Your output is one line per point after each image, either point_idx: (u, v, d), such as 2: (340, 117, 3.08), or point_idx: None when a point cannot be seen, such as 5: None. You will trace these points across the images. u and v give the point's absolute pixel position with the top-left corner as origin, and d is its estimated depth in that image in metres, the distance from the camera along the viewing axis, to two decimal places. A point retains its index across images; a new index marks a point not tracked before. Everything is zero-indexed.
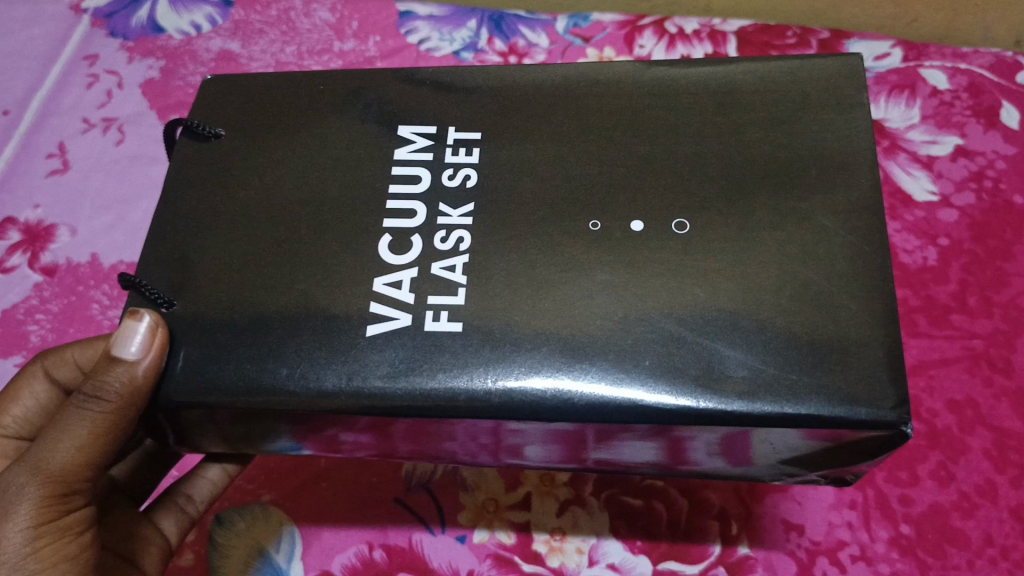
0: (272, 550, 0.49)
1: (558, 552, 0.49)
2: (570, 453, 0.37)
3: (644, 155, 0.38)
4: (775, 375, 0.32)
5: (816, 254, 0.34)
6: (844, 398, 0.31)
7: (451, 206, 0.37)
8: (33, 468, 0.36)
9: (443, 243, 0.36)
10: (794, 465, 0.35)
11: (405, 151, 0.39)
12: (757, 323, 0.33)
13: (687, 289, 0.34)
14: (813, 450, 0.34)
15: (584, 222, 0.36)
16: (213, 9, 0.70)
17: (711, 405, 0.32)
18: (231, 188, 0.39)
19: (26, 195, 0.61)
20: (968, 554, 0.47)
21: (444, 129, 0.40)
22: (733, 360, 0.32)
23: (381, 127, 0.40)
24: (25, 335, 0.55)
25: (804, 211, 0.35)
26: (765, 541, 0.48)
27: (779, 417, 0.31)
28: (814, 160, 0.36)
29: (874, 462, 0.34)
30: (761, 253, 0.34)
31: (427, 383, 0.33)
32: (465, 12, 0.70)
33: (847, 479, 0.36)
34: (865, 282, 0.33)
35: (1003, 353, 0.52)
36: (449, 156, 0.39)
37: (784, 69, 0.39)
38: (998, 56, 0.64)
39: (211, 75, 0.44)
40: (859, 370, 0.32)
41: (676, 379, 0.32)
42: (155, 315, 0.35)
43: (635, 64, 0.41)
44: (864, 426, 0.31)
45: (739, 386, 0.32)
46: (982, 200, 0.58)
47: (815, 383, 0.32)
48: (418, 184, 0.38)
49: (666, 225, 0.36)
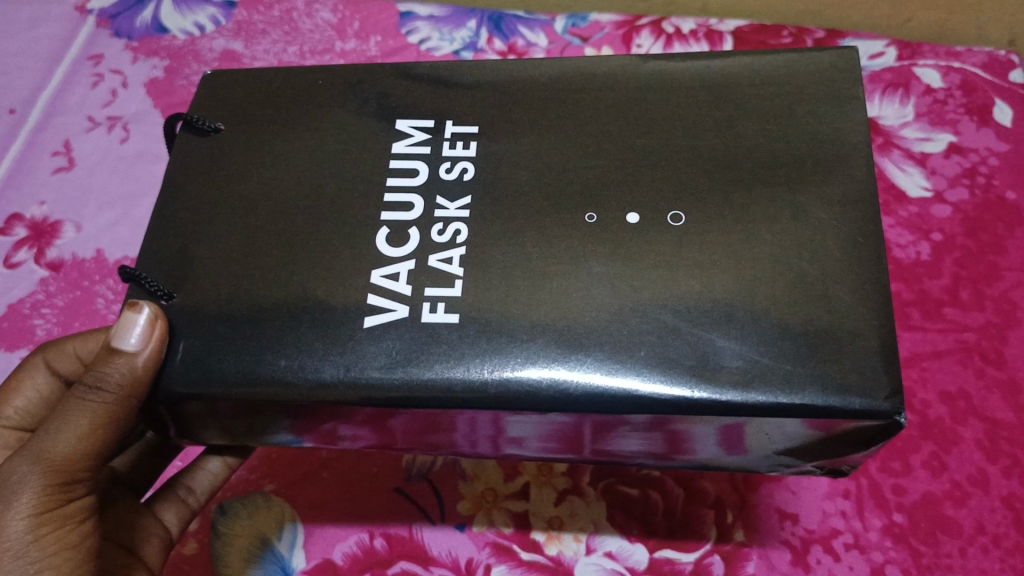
0: (274, 539, 0.49)
1: (556, 540, 0.49)
2: (567, 444, 0.38)
3: (639, 146, 0.38)
4: (770, 365, 0.32)
5: (806, 242, 0.35)
6: (838, 388, 0.32)
7: (449, 199, 0.38)
8: (34, 456, 0.37)
9: (440, 236, 0.37)
10: (789, 454, 0.36)
11: (403, 144, 0.40)
12: (751, 314, 0.34)
13: (682, 280, 0.35)
14: (807, 440, 0.34)
15: (580, 213, 0.37)
16: (217, 10, 0.71)
17: (706, 395, 0.32)
18: (234, 181, 0.40)
19: (32, 192, 0.62)
20: (960, 542, 0.47)
21: (442, 122, 0.41)
22: (728, 351, 0.33)
23: (379, 121, 0.41)
24: (31, 330, 0.56)
25: (795, 200, 0.36)
26: (760, 530, 0.49)
27: (773, 407, 0.32)
28: (805, 150, 0.37)
29: (868, 452, 0.34)
30: (752, 241, 0.35)
31: (424, 374, 0.34)
32: (465, 12, 0.71)
33: (845, 470, 0.37)
34: (855, 270, 0.34)
35: (995, 346, 0.53)
36: (447, 149, 0.40)
37: (776, 64, 0.40)
38: (991, 54, 0.64)
39: (212, 70, 0.45)
40: (850, 358, 0.32)
41: (672, 370, 0.33)
42: (154, 307, 0.36)
43: (631, 57, 0.42)
44: (859, 416, 0.32)
45: (734, 376, 0.32)
46: (974, 196, 0.59)
47: (809, 373, 0.32)
48: (416, 177, 0.39)
49: (662, 217, 0.36)
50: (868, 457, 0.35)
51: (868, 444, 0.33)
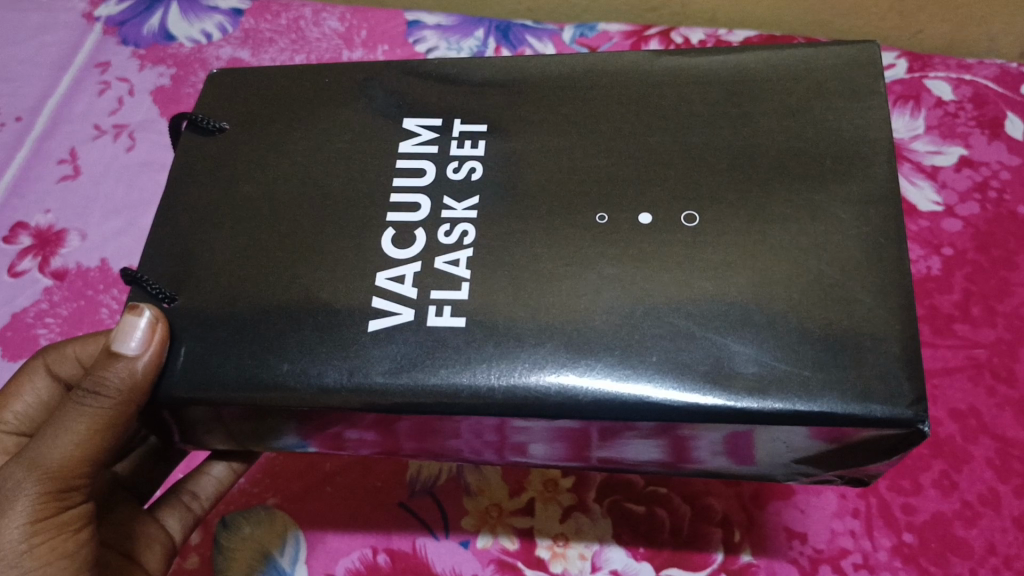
0: (277, 553, 0.49)
1: (561, 558, 0.49)
2: (573, 451, 0.38)
3: (652, 147, 0.38)
4: (786, 371, 0.32)
5: (820, 247, 0.34)
6: (857, 395, 0.31)
7: (455, 199, 0.38)
8: (31, 463, 0.37)
9: (446, 237, 0.37)
10: (806, 463, 0.35)
11: (409, 144, 0.40)
12: (769, 318, 0.33)
13: (693, 284, 0.34)
14: (823, 449, 0.34)
15: (589, 213, 0.37)
16: (225, 18, 0.71)
17: (721, 401, 0.32)
18: (239, 188, 0.40)
19: (38, 201, 0.61)
20: (971, 563, 0.47)
21: (449, 120, 0.41)
22: (743, 356, 0.32)
23: (389, 121, 0.41)
24: (35, 339, 0.56)
25: (810, 206, 0.35)
26: (767, 548, 0.48)
27: (791, 413, 0.31)
28: (824, 156, 0.36)
29: (888, 461, 0.34)
30: (765, 247, 0.35)
31: (429, 379, 0.34)
32: (474, 21, 0.71)
33: (866, 480, 0.37)
34: (874, 276, 0.33)
35: (1006, 363, 0.52)
36: (454, 148, 0.40)
37: (787, 73, 0.39)
38: (1003, 67, 0.64)
39: (218, 69, 0.45)
40: (868, 367, 0.32)
41: (686, 374, 0.32)
42: (155, 311, 0.36)
43: (646, 53, 0.42)
44: (880, 423, 0.31)
45: (750, 382, 0.32)
46: (986, 210, 0.58)
47: (827, 378, 0.32)
48: (423, 176, 0.39)
49: (676, 217, 0.36)
50: (885, 466, 0.35)
51: (889, 453, 0.33)
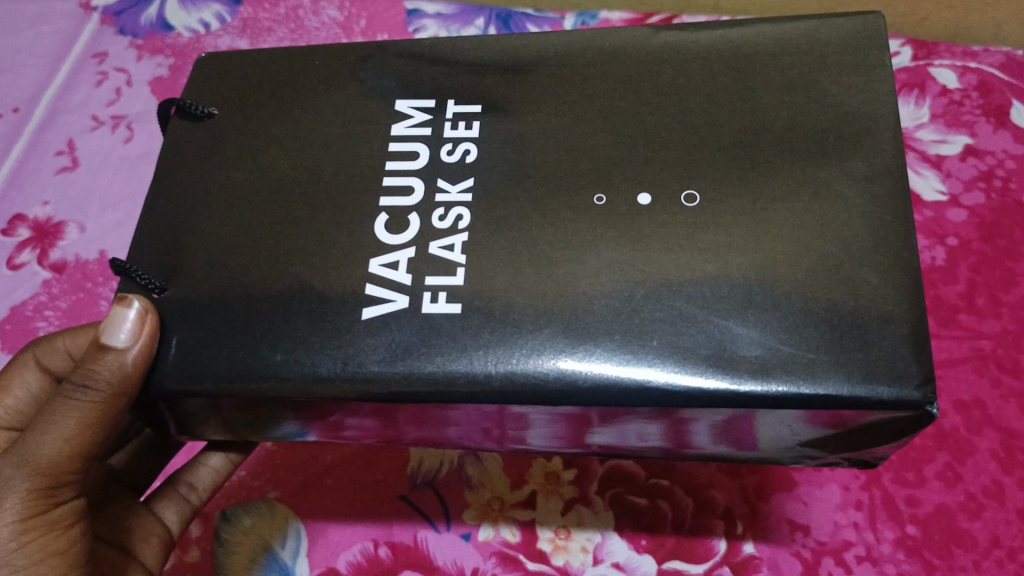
0: (278, 546, 0.49)
1: (563, 551, 0.49)
2: (574, 437, 0.37)
3: (652, 133, 0.37)
4: (789, 353, 0.32)
5: (823, 232, 0.34)
6: (862, 377, 0.31)
7: (450, 182, 0.38)
8: (21, 459, 0.36)
9: (441, 221, 0.36)
10: (810, 445, 0.35)
11: (402, 126, 0.40)
12: (772, 300, 0.33)
13: (694, 266, 0.34)
14: (826, 432, 0.33)
15: (586, 196, 0.36)
16: (222, 7, 0.70)
17: (723, 385, 0.31)
18: (234, 177, 0.39)
19: (35, 193, 0.61)
20: (975, 555, 0.47)
21: (443, 103, 0.40)
22: (745, 339, 0.32)
23: (382, 105, 0.40)
24: (33, 332, 0.56)
25: (814, 191, 0.35)
26: (770, 539, 0.48)
27: (795, 397, 0.31)
28: (830, 141, 0.36)
29: (893, 444, 0.33)
30: (767, 233, 0.34)
31: (427, 366, 0.33)
32: (474, 10, 0.70)
33: (871, 464, 0.36)
34: (879, 262, 0.33)
35: (1011, 354, 0.52)
36: (448, 131, 0.39)
37: (789, 57, 0.38)
38: (1008, 54, 0.63)
39: (206, 53, 0.44)
40: (870, 349, 0.31)
41: (687, 358, 0.32)
42: (145, 302, 0.36)
43: (644, 34, 0.41)
44: (886, 405, 0.31)
45: (752, 365, 0.32)
46: (991, 199, 0.58)
47: (831, 360, 0.31)
48: (416, 160, 0.38)
49: (675, 199, 0.35)
50: (890, 450, 0.34)
51: (893, 435, 0.33)
